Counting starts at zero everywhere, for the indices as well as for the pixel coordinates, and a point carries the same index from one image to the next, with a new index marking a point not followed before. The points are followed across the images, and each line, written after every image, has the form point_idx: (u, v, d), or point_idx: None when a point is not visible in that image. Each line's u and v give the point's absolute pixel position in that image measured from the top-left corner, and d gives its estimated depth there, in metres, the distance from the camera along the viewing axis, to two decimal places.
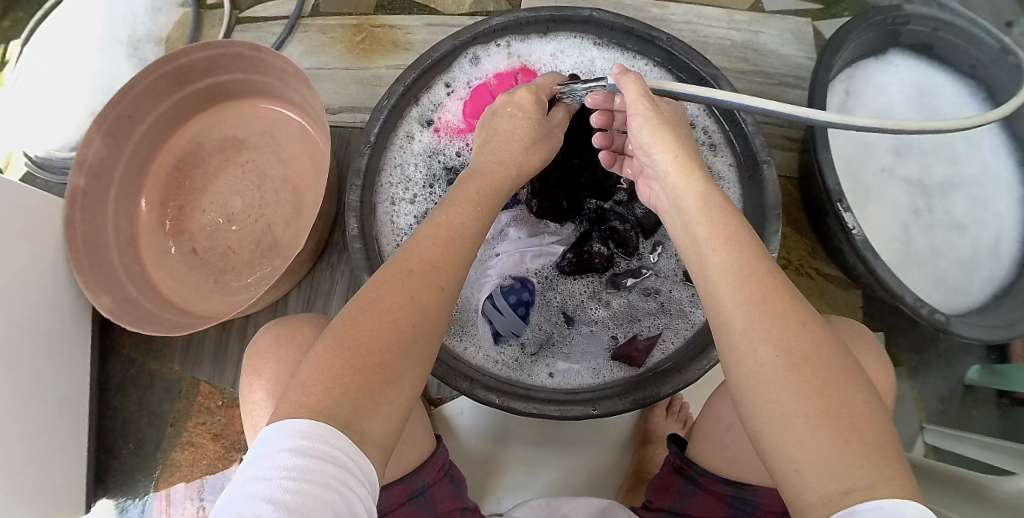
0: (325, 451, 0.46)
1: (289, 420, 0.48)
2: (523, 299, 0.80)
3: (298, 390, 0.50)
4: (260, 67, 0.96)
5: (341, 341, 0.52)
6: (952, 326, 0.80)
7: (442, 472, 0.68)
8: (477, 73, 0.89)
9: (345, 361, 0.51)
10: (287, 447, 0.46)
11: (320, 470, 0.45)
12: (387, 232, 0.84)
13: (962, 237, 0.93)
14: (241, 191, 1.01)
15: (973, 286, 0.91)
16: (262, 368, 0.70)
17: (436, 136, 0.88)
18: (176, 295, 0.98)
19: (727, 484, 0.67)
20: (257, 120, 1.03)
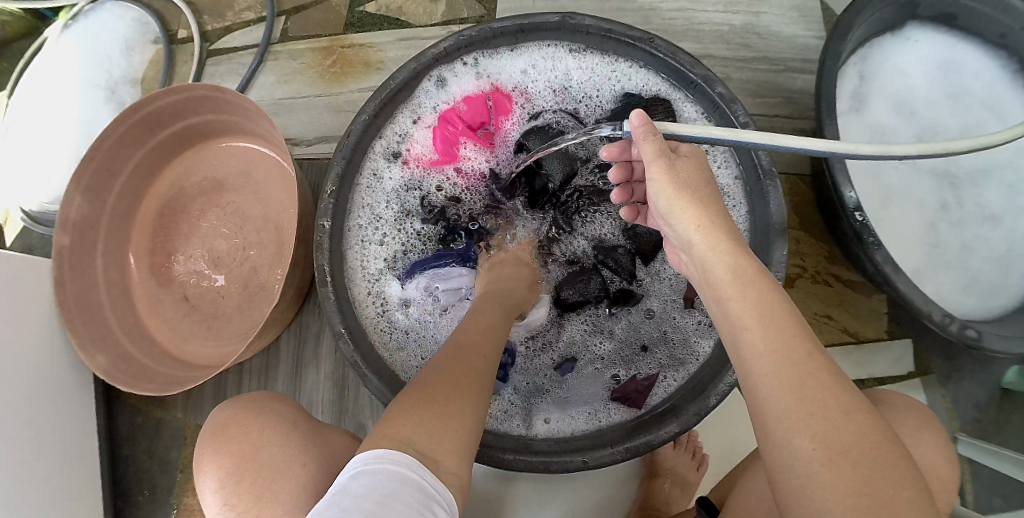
0: (403, 475, 0.48)
1: (366, 450, 0.50)
2: (505, 352, 0.77)
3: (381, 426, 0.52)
4: (229, 107, 0.93)
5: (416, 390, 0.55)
6: (984, 344, 0.73)
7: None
8: (443, 96, 0.83)
9: (420, 395, 0.54)
10: (368, 467, 0.48)
11: (403, 488, 0.47)
12: (357, 276, 0.80)
13: (996, 230, 0.85)
14: (226, 233, 0.99)
15: (1009, 285, 0.84)
16: (210, 455, 0.67)
17: (406, 170, 0.83)
18: (173, 344, 0.97)
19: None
20: (235, 158, 1.01)
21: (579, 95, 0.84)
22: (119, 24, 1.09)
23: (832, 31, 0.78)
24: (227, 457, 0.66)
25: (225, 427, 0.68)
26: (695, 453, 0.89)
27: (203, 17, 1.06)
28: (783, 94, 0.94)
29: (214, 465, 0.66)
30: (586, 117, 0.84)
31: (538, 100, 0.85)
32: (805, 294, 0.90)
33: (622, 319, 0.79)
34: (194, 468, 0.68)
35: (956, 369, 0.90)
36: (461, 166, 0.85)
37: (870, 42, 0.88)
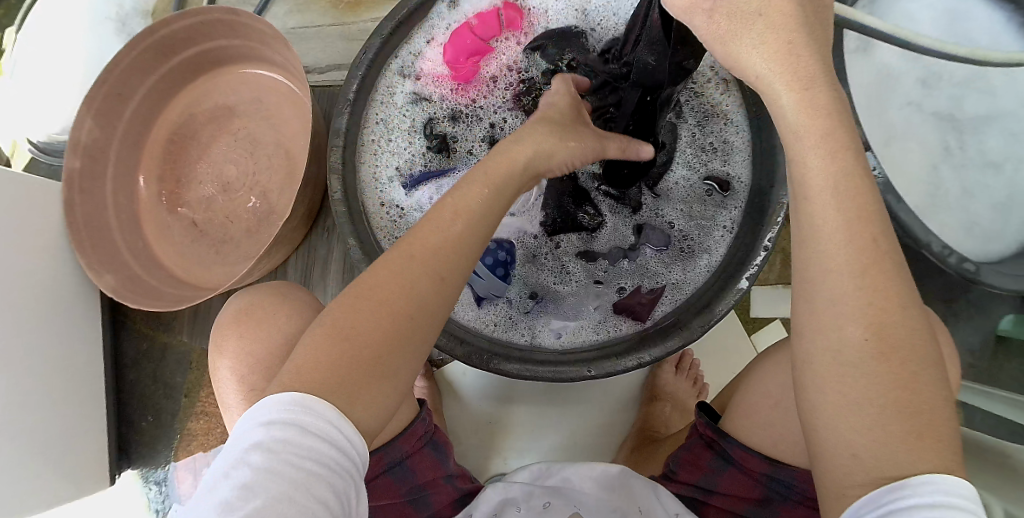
0: (313, 422, 0.47)
1: (283, 392, 0.48)
2: (499, 259, 0.77)
3: (290, 372, 0.50)
4: (241, 31, 0.93)
5: (336, 326, 0.52)
6: (979, 276, 0.81)
7: (420, 442, 0.69)
8: (457, 16, 0.83)
9: (334, 343, 0.51)
10: (281, 420, 0.47)
11: (312, 442, 0.47)
12: (370, 191, 0.79)
13: (996, 177, 0.87)
14: (234, 159, 0.99)
15: (1008, 231, 0.87)
16: (227, 342, 0.73)
17: (421, 85, 0.82)
18: (181, 269, 0.98)
19: (766, 461, 0.65)
20: (245, 86, 1.01)
21: (595, 24, 0.80)
22: None
23: None
24: (246, 353, 0.72)
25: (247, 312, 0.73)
26: (697, 380, 0.90)
27: None
28: None
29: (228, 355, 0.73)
30: (596, 44, 0.80)
31: (546, 25, 0.82)
32: None
33: (621, 221, 0.79)
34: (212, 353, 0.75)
35: (955, 311, 0.92)
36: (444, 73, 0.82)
37: None
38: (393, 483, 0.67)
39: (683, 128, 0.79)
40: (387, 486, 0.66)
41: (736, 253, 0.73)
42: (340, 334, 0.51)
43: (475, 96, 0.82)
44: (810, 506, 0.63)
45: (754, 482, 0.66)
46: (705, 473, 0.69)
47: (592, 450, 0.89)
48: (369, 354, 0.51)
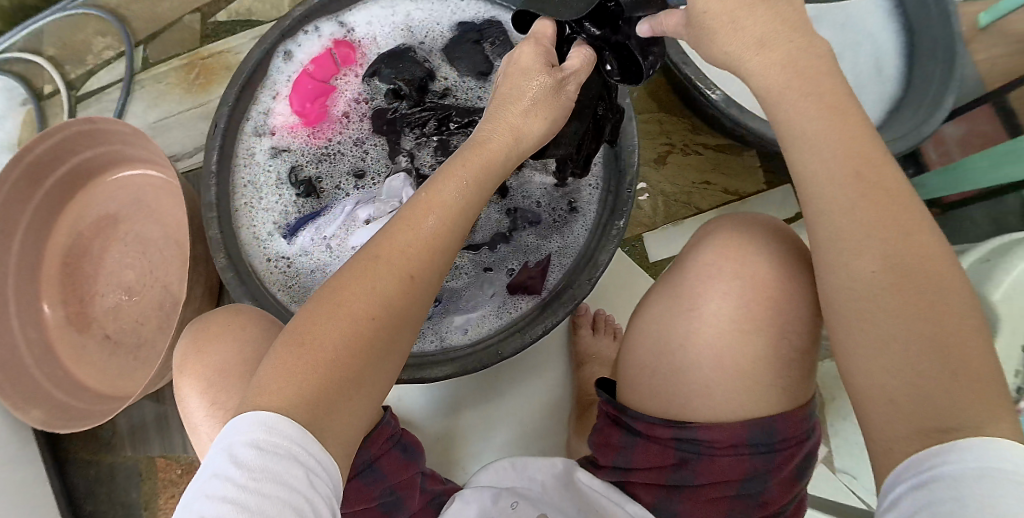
0: (279, 444, 0.44)
1: (254, 411, 0.46)
2: None
3: (255, 394, 0.47)
4: (104, 138, 0.95)
5: (299, 336, 0.49)
6: None
7: (389, 443, 0.67)
8: (295, 66, 0.85)
9: (306, 357, 0.48)
10: (247, 439, 0.45)
11: (275, 466, 0.44)
12: (254, 251, 0.80)
13: (842, 64, 1.01)
14: (131, 263, 0.99)
15: (859, 113, 0.99)
16: (187, 370, 0.65)
17: (277, 139, 0.84)
18: (105, 386, 0.98)
19: (669, 424, 0.59)
20: (124, 190, 1.02)
21: (421, 37, 0.85)
22: None
23: None
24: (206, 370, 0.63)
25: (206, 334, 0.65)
26: (616, 333, 0.91)
27: (64, 67, 1.07)
28: None
29: (193, 377, 0.64)
30: (428, 53, 0.84)
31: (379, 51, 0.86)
32: (680, 167, 0.96)
33: (493, 209, 0.81)
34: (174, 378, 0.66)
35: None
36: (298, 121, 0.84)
37: None
38: (364, 488, 0.64)
39: None
40: (356, 492, 0.63)
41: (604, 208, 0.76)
42: (316, 346, 0.48)
43: (331, 135, 0.84)
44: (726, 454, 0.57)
45: (670, 448, 0.60)
46: (618, 451, 0.64)
47: (546, 433, 0.91)
48: (340, 360, 0.48)
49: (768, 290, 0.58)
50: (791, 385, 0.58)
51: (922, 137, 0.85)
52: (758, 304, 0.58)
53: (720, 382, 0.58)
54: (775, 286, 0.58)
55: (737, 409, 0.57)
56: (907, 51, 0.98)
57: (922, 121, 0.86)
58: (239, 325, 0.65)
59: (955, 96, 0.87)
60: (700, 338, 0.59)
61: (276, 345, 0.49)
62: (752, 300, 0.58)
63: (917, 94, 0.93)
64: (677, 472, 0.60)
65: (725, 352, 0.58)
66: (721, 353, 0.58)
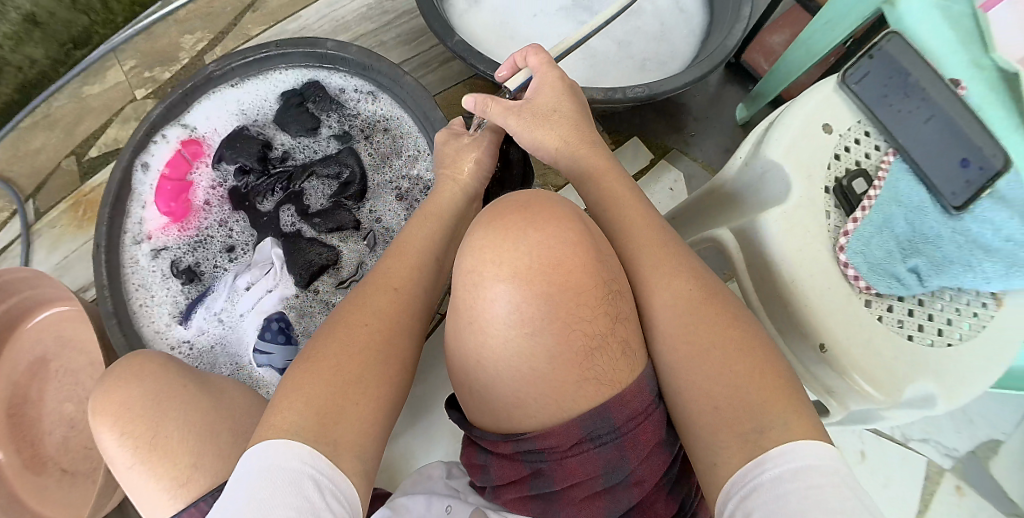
0: (297, 465, 0.53)
1: (276, 441, 0.55)
2: (277, 328, 0.85)
3: (279, 422, 0.56)
4: (14, 288, 1.02)
5: (316, 366, 0.60)
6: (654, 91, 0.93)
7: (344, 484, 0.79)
8: (153, 173, 0.94)
9: (326, 374, 0.59)
10: (268, 466, 0.53)
11: (290, 486, 0.52)
12: (157, 343, 0.88)
13: (646, 17, 1.10)
14: (68, 396, 1.07)
15: (675, 49, 1.08)
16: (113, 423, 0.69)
17: (155, 240, 0.93)
18: (73, 514, 1.03)
19: (505, 439, 0.60)
20: (47, 331, 1.09)
21: (256, 115, 0.95)
22: None
23: None
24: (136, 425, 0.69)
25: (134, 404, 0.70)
26: None
27: None
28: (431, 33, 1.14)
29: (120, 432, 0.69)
30: (262, 128, 0.95)
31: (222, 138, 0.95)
32: None
33: (355, 244, 0.89)
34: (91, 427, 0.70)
35: (692, 135, 1.14)
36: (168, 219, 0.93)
37: None
38: None
39: (360, 149, 0.92)
40: None
41: None
42: (337, 359, 0.61)
43: (200, 223, 0.93)
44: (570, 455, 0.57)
45: (519, 461, 0.60)
46: (482, 472, 0.64)
47: None
48: (354, 376, 0.60)
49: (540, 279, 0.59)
50: (599, 371, 0.59)
51: (724, 53, 0.95)
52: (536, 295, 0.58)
53: (529, 390, 0.59)
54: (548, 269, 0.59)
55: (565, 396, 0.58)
56: None
57: (726, 37, 0.97)
58: (142, 366, 0.72)
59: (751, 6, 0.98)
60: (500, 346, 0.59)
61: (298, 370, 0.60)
62: (533, 292, 0.58)
63: (721, 16, 1.04)
64: (536, 482, 0.59)
65: (528, 350, 0.59)
66: (522, 355, 0.59)
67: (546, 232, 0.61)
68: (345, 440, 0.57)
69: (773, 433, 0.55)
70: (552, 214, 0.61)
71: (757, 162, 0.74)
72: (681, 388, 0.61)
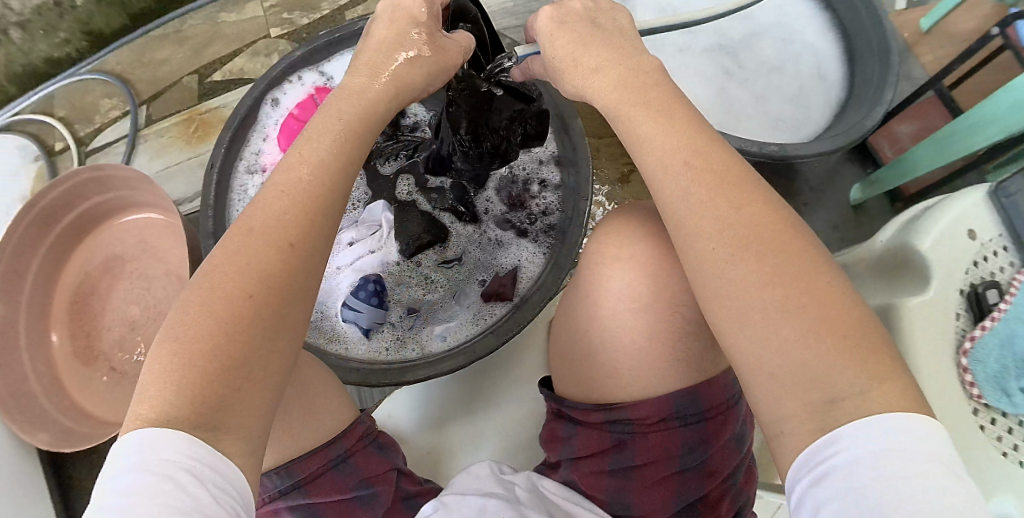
0: (172, 459, 0.44)
1: (137, 431, 0.46)
2: (372, 291, 0.84)
3: (154, 398, 0.46)
4: (111, 183, 1.04)
5: (187, 344, 0.48)
6: (786, 153, 0.92)
7: (363, 440, 0.73)
8: (281, 111, 0.96)
9: (186, 356, 0.47)
10: (135, 464, 0.44)
11: (154, 484, 0.43)
12: None
13: (784, 76, 1.12)
14: (135, 298, 1.07)
15: (809, 116, 1.09)
16: None
17: (268, 175, 0.95)
18: (110, 414, 1.03)
19: (596, 409, 0.66)
20: (129, 232, 1.11)
21: None
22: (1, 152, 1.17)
23: None
24: None
25: None
26: None
27: (74, 127, 1.18)
28: None
29: None
30: None
31: None
32: (636, 187, 1.09)
33: (461, 229, 0.90)
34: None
35: (804, 203, 1.16)
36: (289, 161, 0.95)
37: None
38: (338, 480, 0.70)
39: None
40: (331, 483, 0.69)
41: (564, 224, 0.85)
42: (198, 342, 0.48)
43: None
44: (656, 430, 0.64)
45: (605, 432, 0.66)
46: (561, 444, 0.70)
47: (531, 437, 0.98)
48: (232, 358, 0.48)
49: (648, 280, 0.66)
50: (689, 356, 0.65)
51: (861, 133, 0.91)
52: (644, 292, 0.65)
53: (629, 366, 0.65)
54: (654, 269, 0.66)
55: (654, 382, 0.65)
56: (846, 57, 1.10)
57: (864, 117, 0.93)
58: None
59: (893, 93, 0.94)
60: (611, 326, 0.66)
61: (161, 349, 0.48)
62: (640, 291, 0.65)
63: (857, 97, 1.03)
64: (616, 455, 0.66)
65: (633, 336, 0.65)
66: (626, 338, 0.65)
67: (653, 198, 0.58)
68: (230, 427, 0.47)
69: (851, 401, 0.46)
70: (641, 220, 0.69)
71: (900, 246, 0.77)
72: (746, 360, 0.51)
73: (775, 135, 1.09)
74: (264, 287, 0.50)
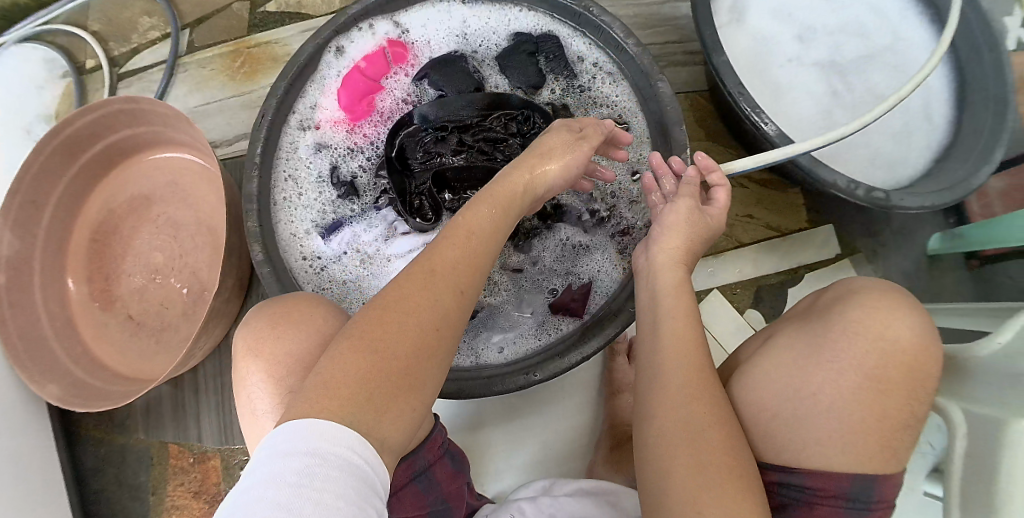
0: (338, 451, 0.46)
1: (306, 420, 0.46)
2: None
3: (320, 391, 0.49)
4: (144, 117, 0.94)
5: (367, 339, 0.52)
6: (891, 202, 0.78)
7: (442, 450, 0.68)
8: (345, 61, 0.83)
9: (367, 361, 0.51)
10: (303, 449, 0.45)
11: (327, 472, 0.44)
12: (291, 246, 0.80)
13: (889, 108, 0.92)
14: (160, 245, 0.99)
15: (911, 156, 0.90)
16: (257, 350, 0.64)
17: (322, 132, 0.83)
18: (126, 366, 0.97)
19: (772, 467, 0.61)
20: (159, 171, 1.01)
21: (476, 45, 0.85)
22: (25, 64, 1.07)
23: None
24: (282, 355, 0.62)
25: (284, 316, 0.65)
26: None
27: (109, 45, 1.08)
28: (671, 22, 0.98)
29: (259, 360, 0.63)
30: (480, 64, 0.85)
31: (430, 54, 0.85)
32: (725, 199, 0.94)
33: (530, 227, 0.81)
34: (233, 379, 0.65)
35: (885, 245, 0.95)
36: (354, 124, 0.84)
37: None
38: (421, 493, 0.65)
39: None
40: (415, 495, 0.64)
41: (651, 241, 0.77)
42: (377, 356, 0.51)
43: (372, 135, 0.84)
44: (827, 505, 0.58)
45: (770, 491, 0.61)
46: None
47: (567, 453, 0.91)
48: (403, 367, 0.52)
49: (888, 372, 0.59)
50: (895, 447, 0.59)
51: (967, 190, 0.78)
52: (876, 379, 0.59)
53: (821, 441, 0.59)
54: (899, 370, 0.59)
55: (835, 457, 0.58)
56: (959, 97, 0.90)
57: (969, 173, 0.80)
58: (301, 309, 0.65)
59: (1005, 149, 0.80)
60: (822, 388, 0.60)
61: (341, 342, 0.53)
62: (871, 375, 0.59)
63: (963, 150, 0.85)
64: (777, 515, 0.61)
65: (852, 411, 0.59)
66: (835, 407, 0.59)
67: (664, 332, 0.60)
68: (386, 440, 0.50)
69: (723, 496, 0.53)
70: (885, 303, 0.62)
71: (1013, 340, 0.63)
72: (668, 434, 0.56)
73: (872, 179, 0.89)
74: (452, 324, 0.56)
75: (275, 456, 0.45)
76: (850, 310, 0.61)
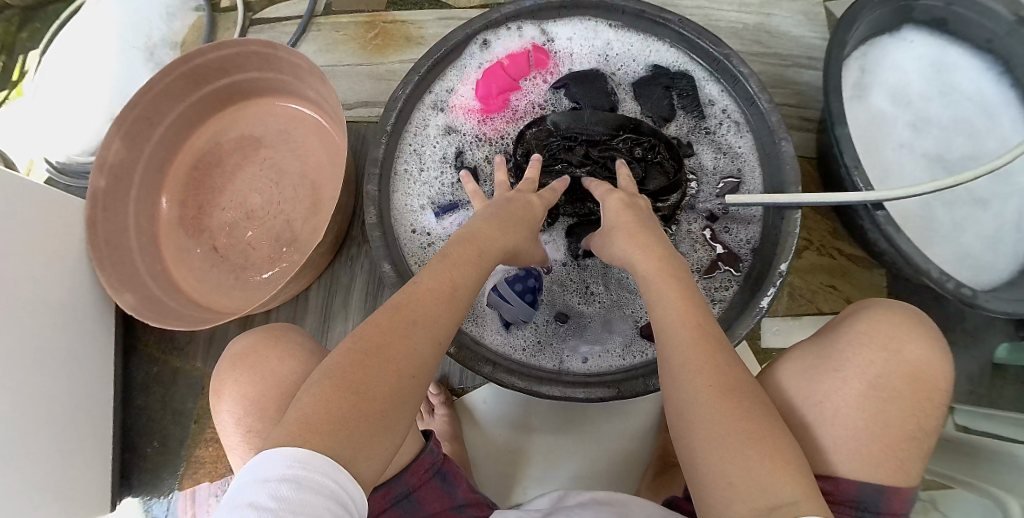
0: (312, 477, 0.48)
1: (278, 449, 0.49)
2: (528, 286, 0.80)
3: (293, 422, 0.50)
4: (276, 64, 0.97)
5: (348, 377, 0.53)
6: (977, 300, 0.80)
7: (428, 473, 0.68)
8: (488, 56, 0.87)
9: (338, 398, 0.52)
10: (278, 476, 0.47)
11: (299, 498, 0.46)
12: (402, 217, 0.82)
13: (985, 213, 0.94)
14: (259, 187, 1.01)
15: (998, 262, 0.92)
16: (225, 383, 0.71)
17: (453, 117, 0.86)
18: (198, 293, 0.98)
19: None
20: (273, 117, 1.04)
21: (616, 67, 0.88)
22: None
23: (840, 22, 0.88)
24: (250, 390, 0.69)
25: (246, 355, 0.71)
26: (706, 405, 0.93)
27: None
28: (791, 86, 1.01)
29: (232, 394, 0.70)
30: (616, 86, 0.88)
31: (571, 67, 0.89)
32: (811, 265, 0.98)
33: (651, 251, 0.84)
34: (210, 398, 0.72)
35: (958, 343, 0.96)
36: (489, 117, 0.87)
37: (870, 40, 0.98)
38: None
39: (693, 164, 0.86)
40: None
41: (752, 273, 0.80)
42: (344, 397, 0.52)
43: (502, 130, 0.87)
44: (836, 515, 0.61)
45: None
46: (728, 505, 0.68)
47: (611, 477, 0.91)
48: (378, 409, 0.52)
49: (892, 382, 0.62)
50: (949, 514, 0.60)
51: None
52: (879, 388, 0.62)
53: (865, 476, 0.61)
54: (901, 379, 0.62)
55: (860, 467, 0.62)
56: None
57: None
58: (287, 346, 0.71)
59: None
60: (828, 397, 0.63)
61: (322, 378, 0.53)
62: (874, 383, 0.62)
63: None
64: None
65: (855, 417, 0.62)
66: (838, 416, 0.62)
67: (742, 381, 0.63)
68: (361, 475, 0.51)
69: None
70: (902, 320, 0.65)
71: None
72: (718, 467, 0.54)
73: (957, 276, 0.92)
74: (430, 369, 0.56)
75: (241, 491, 0.47)
76: (858, 323, 0.65)
